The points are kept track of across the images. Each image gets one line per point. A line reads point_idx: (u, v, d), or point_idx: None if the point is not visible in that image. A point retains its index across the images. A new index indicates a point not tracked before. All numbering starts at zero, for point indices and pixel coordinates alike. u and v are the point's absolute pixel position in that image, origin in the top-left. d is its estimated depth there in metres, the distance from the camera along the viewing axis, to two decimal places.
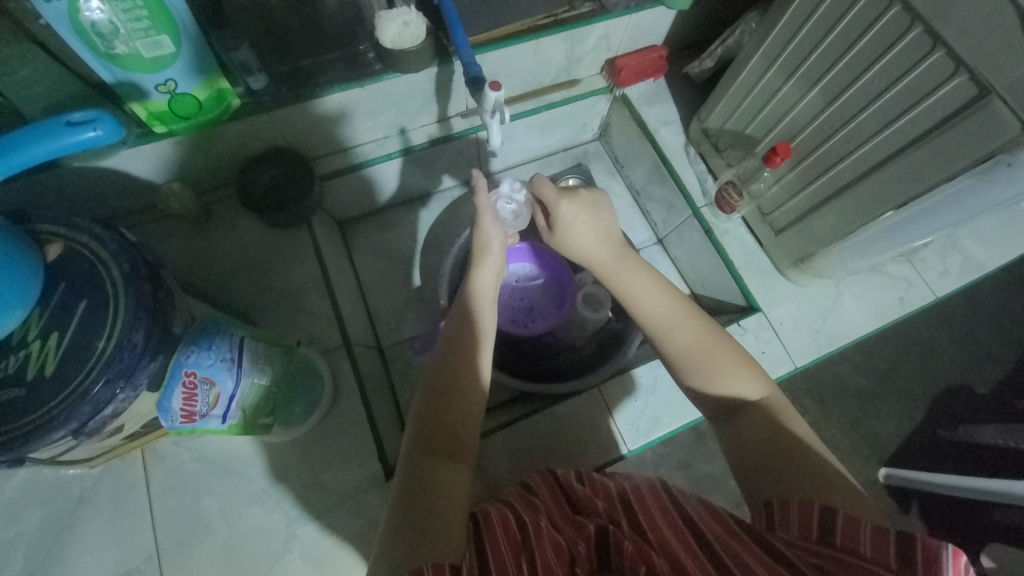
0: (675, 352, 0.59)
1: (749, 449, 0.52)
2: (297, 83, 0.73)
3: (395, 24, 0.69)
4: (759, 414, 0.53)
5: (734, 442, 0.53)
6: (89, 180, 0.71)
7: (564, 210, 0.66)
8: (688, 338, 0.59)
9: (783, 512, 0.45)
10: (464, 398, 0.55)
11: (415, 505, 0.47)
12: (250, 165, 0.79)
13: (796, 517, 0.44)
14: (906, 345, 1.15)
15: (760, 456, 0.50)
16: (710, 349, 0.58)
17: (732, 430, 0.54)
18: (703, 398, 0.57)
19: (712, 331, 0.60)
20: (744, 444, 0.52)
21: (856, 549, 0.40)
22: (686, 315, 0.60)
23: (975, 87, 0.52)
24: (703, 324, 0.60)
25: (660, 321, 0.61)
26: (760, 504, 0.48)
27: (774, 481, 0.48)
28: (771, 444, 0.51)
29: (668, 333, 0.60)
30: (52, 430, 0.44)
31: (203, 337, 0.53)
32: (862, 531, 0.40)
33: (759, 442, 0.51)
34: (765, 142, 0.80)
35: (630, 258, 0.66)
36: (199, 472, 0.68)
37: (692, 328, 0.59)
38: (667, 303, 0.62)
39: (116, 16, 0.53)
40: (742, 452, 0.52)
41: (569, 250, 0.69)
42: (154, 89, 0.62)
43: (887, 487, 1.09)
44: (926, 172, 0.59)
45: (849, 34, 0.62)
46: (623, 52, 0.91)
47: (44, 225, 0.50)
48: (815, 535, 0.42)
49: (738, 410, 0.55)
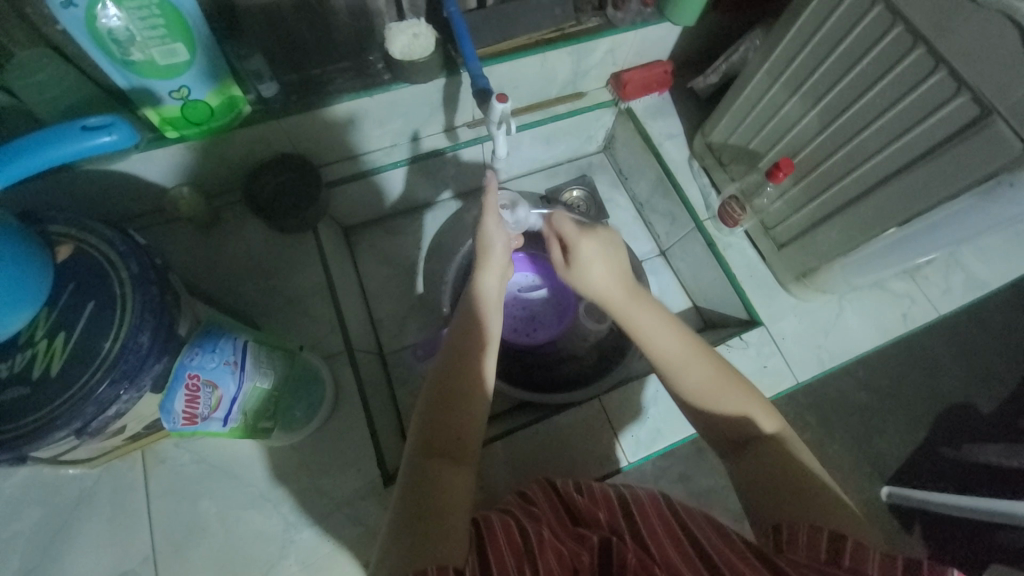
0: (692, 393, 0.57)
1: (755, 476, 0.52)
2: (308, 92, 0.74)
3: (405, 36, 0.71)
4: (771, 449, 0.53)
5: (744, 473, 0.53)
6: (100, 183, 0.72)
7: (584, 249, 0.64)
8: (701, 377, 0.58)
9: (790, 534, 0.45)
10: (465, 403, 0.55)
11: (416, 509, 0.47)
12: (257, 172, 0.80)
13: (804, 538, 0.44)
14: (909, 362, 1.14)
15: (766, 484, 0.50)
16: (725, 389, 0.57)
17: (748, 468, 0.53)
18: (714, 433, 0.57)
19: (723, 369, 0.59)
20: (752, 475, 0.52)
21: (862, 568, 0.40)
22: (700, 351, 0.59)
23: (978, 107, 0.52)
24: (715, 362, 0.59)
25: (676, 360, 0.59)
26: (769, 527, 0.48)
27: (781, 508, 0.48)
28: (781, 474, 0.51)
29: (684, 372, 0.58)
30: (56, 429, 0.44)
31: (208, 339, 0.54)
32: (869, 556, 0.40)
33: (765, 469, 0.51)
34: (768, 157, 0.81)
35: (643, 295, 0.64)
36: (199, 474, 0.68)
37: (705, 366, 0.58)
38: (681, 341, 0.60)
39: (134, 24, 0.54)
40: (748, 479, 0.52)
41: (585, 288, 0.66)
42: (168, 95, 0.63)
43: (890, 506, 1.08)
44: (929, 189, 0.59)
45: (853, 53, 0.63)
46: (628, 66, 0.93)
47: (56, 227, 0.51)
48: (823, 555, 0.42)
49: (750, 444, 0.54)
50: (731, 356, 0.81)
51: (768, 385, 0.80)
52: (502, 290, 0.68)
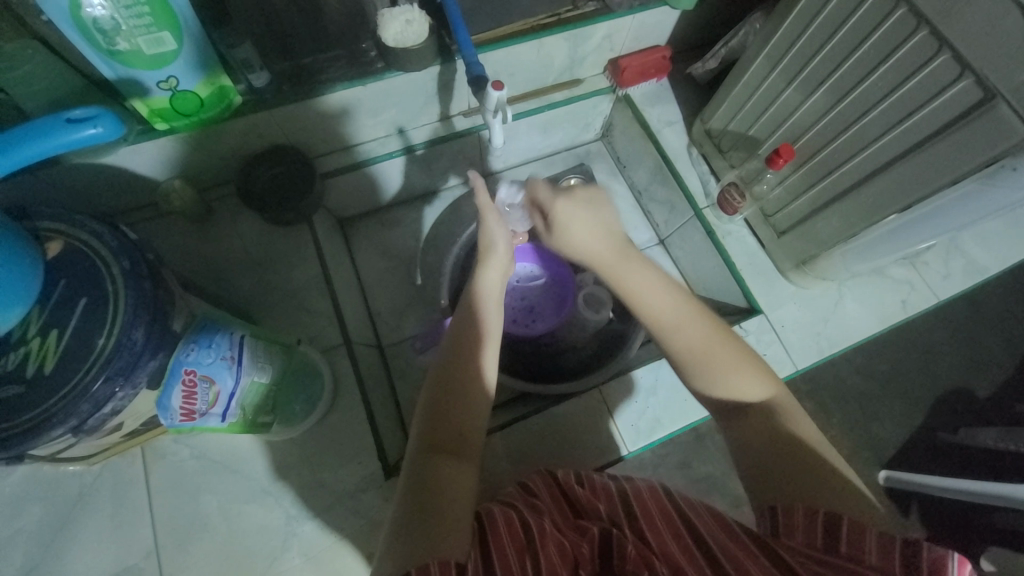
0: (683, 353, 0.58)
1: (752, 441, 0.52)
2: (300, 81, 0.72)
3: (398, 22, 0.69)
4: (767, 412, 0.53)
5: (739, 439, 0.53)
6: (90, 176, 0.71)
7: (560, 212, 0.64)
8: (694, 337, 0.57)
9: (788, 518, 0.45)
10: (468, 399, 0.55)
11: (418, 504, 0.46)
12: (251, 164, 0.79)
13: (801, 524, 0.44)
14: (907, 347, 1.15)
15: (761, 448, 0.51)
16: (713, 349, 0.57)
17: (740, 432, 0.54)
18: (710, 399, 0.57)
19: (712, 328, 0.58)
20: (754, 441, 0.52)
21: (861, 556, 0.40)
22: (688, 311, 0.59)
23: (981, 90, 0.51)
24: (706, 322, 0.58)
25: (662, 319, 0.59)
26: (765, 509, 0.48)
27: (780, 484, 0.48)
28: (774, 440, 0.51)
29: (671, 331, 0.58)
30: (51, 428, 0.43)
31: (204, 334, 0.53)
32: (867, 541, 0.40)
33: (761, 435, 0.52)
34: (768, 143, 0.80)
35: (630, 254, 0.63)
36: (199, 469, 0.68)
37: (694, 327, 0.58)
38: (668, 300, 0.60)
39: (118, 12, 0.52)
40: (747, 444, 0.52)
41: (568, 249, 0.66)
42: (156, 86, 0.62)
43: (887, 490, 1.09)
44: (931, 174, 0.58)
45: (855, 36, 0.62)
46: (626, 52, 0.91)
47: (45, 223, 0.50)
48: (820, 543, 0.42)
49: (747, 408, 0.54)
50: None
51: None
52: (503, 287, 0.67)
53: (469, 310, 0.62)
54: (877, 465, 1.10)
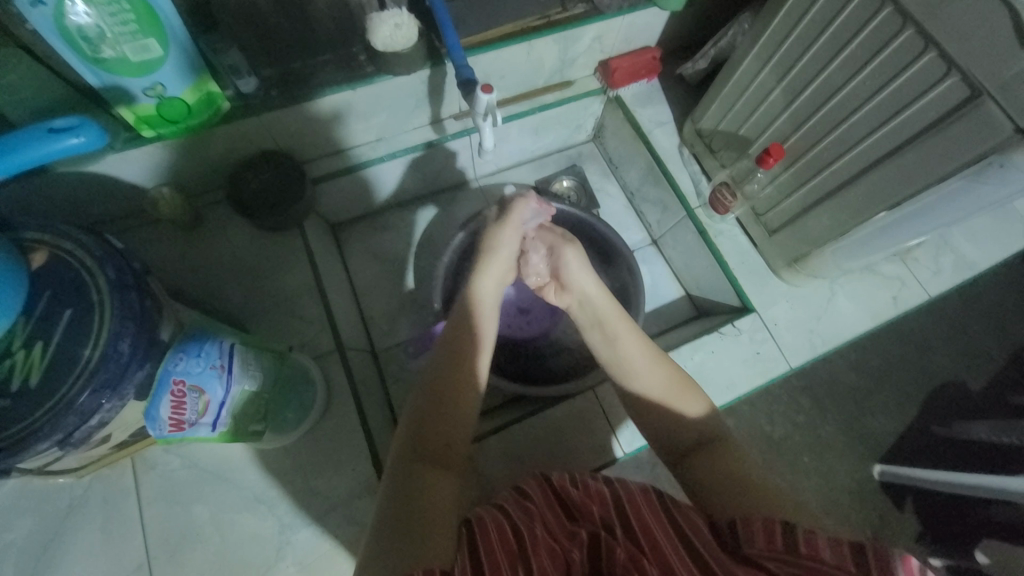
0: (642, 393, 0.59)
1: (707, 479, 0.52)
2: (290, 86, 0.72)
3: (386, 26, 0.68)
4: (719, 455, 0.54)
5: (694, 476, 0.54)
6: (77, 184, 0.70)
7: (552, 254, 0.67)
8: (655, 377, 0.59)
9: (747, 528, 0.44)
10: (456, 408, 0.55)
11: (404, 513, 0.46)
12: (239, 170, 0.79)
13: (759, 528, 0.44)
14: (897, 343, 1.16)
15: (717, 483, 0.51)
16: (670, 390, 0.58)
17: (692, 467, 0.54)
18: (665, 437, 0.58)
19: (670, 371, 0.59)
20: (702, 478, 0.53)
21: (819, 557, 0.40)
22: (650, 354, 0.60)
23: (967, 88, 0.52)
24: (664, 365, 0.60)
25: (625, 361, 0.60)
26: (725, 523, 0.48)
27: (734, 503, 0.49)
28: (731, 473, 0.51)
29: (634, 374, 0.60)
30: (39, 441, 0.43)
31: (194, 343, 0.53)
32: (820, 543, 0.41)
33: (716, 472, 0.52)
34: (758, 143, 0.80)
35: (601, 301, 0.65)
36: (192, 479, 0.67)
37: (656, 369, 0.59)
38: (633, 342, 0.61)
39: (103, 20, 0.52)
40: (699, 483, 0.53)
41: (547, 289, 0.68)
42: (142, 93, 0.61)
43: (881, 484, 1.10)
44: (919, 171, 0.59)
45: (842, 35, 0.62)
46: (616, 54, 0.91)
47: (29, 232, 0.49)
48: (780, 545, 0.42)
49: (701, 448, 0.55)
50: (724, 344, 0.81)
51: (761, 372, 0.80)
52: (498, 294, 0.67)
53: (468, 320, 0.62)
54: (872, 460, 1.10)
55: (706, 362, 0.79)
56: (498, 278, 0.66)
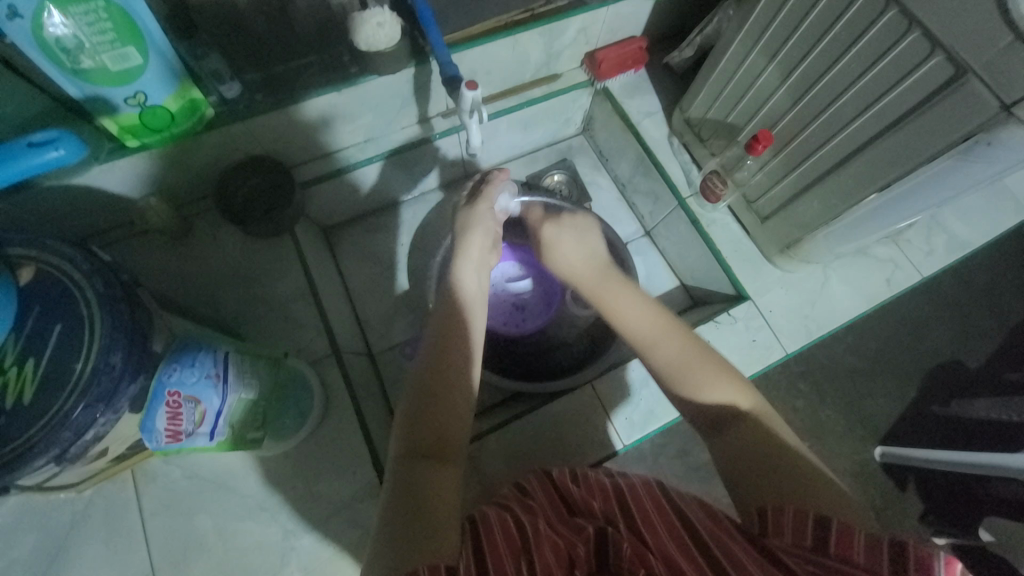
0: (661, 367, 0.59)
1: (737, 455, 0.51)
2: (273, 89, 0.72)
3: (369, 25, 0.68)
4: (751, 426, 0.53)
5: (725, 453, 0.52)
6: (63, 197, 0.69)
7: (546, 232, 0.76)
8: (672, 351, 0.60)
9: (776, 518, 0.45)
10: (449, 396, 0.55)
11: (405, 503, 0.47)
12: (227, 176, 0.78)
13: (789, 524, 0.44)
14: (894, 324, 1.17)
15: (743, 460, 0.51)
16: (693, 363, 0.58)
17: (725, 442, 0.53)
18: (697, 414, 0.56)
19: (689, 345, 0.60)
20: (729, 454, 0.52)
21: (849, 558, 0.40)
22: (666, 329, 0.62)
23: (952, 67, 0.52)
24: (681, 338, 0.61)
25: (645, 337, 0.62)
26: (754, 509, 0.48)
27: (761, 484, 0.48)
28: (762, 449, 0.51)
29: (653, 350, 0.61)
30: (35, 458, 0.43)
31: (186, 353, 0.52)
32: (855, 541, 0.40)
33: (746, 448, 0.51)
34: (747, 130, 0.79)
35: (615, 278, 0.69)
36: (192, 489, 0.67)
37: (675, 344, 0.60)
38: (650, 317, 0.63)
39: (81, 30, 0.51)
40: (731, 458, 0.52)
41: (556, 265, 0.75)
42: (124, 102, 0.60)
43: (883, 465, 1.11)
44: (908, 152, 0.59)
45: (825, 19, 0.61)
46: (602, 45, 0.91)
47: (14, 249, 0.48)
48: (809, 541, 0.42)
49: (730, 422, 0.54)
50: (720, 333, 0.81)
51: (756, 359, 0.80)
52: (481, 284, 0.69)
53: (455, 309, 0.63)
54: (872, 441, 1.11)
55: None
56: (469, 262, 0.68)
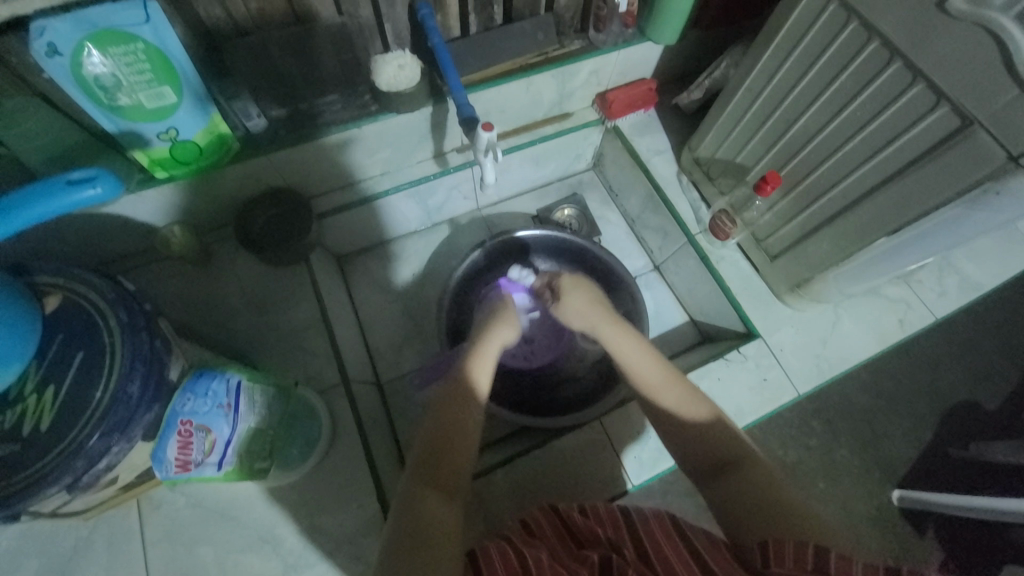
0: (663, 413, 0.57)
1: (737, 502, 0.50)
2: (297, 124, 0.76)
3: (391, 66, 0.72)
4: (752, 477, 0.51)
5: (725, 502, 0.51)
6: (90, 224, 0.72)
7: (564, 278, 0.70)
8: (675, 400, 0.57)
9: (776, 547, 0.43)
10: (456, 436, 0.54)
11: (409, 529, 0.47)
12: (248, 207, 0.81)
13: (790, 552, 0.42)
14: (907, 363, 1.15)
15: (744, 507, 0.49)
16: (696, 413, 0.56)
17: (727, 493, 0.51)
18: (695, 460, 0.55)
19: (689, 394, 0.58)
20: (730, 502, 0.50)
21: None
22: (669, 377, 0.59)
23: (958, 118, 0.53)
24: (683, 387, 0.58)
25: (650, 385, 0.59)
26: (755, 546, 0.46)
27: (759, 527, 0.47)
28: (761, 496, 0.49)
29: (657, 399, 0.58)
30: (48, 486, 0.43)
31: (201, 384, 0.53)
32: (854, 567, 0.39)
33: (747, 495, 0.50)
34: (755, 171, 0.81)
35: (624, 327, 0.64)
36: (196, 518, 0.67)
37: (678, 393, 0.58)
38: (655, 368, 0.60)
39: (119, 69, 0.55)
40: (729, 504, 0.50)
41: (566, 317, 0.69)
42: (156, 137, 0.64)
43: (901, 509, 1.07)
44: (916, 199, 0.59)
45: (831, 69, 0.64)
46: (613, 86, 0.94)
47: (44, 277, 0.50)
48: (810, 566, 0.40)
49: (731, 467, 0.52)
50: (731, 370, 0.80)
51: (767, 399, 0.79)
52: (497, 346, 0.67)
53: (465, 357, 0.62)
54: (889, 483, 1.08)
55: (712, 389, 0.79)
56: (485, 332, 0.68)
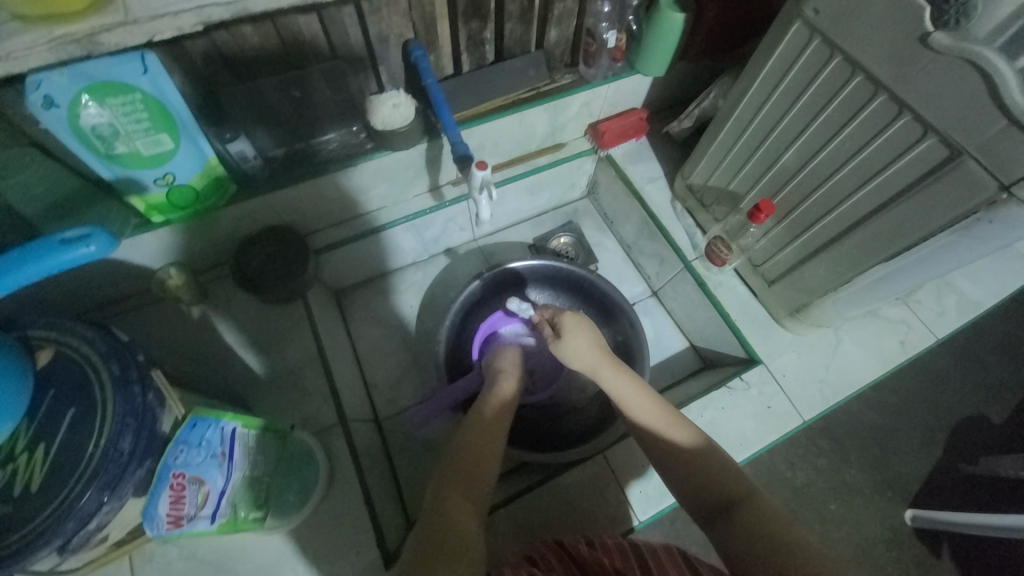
0: (666, 453, 0.57)
1: (744, 542, 0.48)
2: (294, 165, 0.77)
3: (386, 106, 0.72)
4: (755, 513, 0.50)
5: (731, 542, 0.49)
6: (87, 269, 0.72)
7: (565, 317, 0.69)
8: (676, 438, 0.57)
9: None
10: (462, 475, 0.54)
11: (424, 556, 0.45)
12: (244, 248, 0.80)
13: None
14: (911, 381, 1.14)
15: (747, 545, 0.47)
16: (697, 451, 0.56)
17: (732, 533, 0.49)
18: (698, 502, 0.54)
19: (689, 433, 0.57)
20: (736, 541, 0.48)
21: None
22: (669, 416, 0.59)
23: (946, 148, 0.54)
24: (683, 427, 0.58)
25: (653, 425, 0.59)
26: None
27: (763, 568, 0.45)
28: (768, 534, 0.47)
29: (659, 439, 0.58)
30: (36, 551, 0.41)
31: (194, 433, 0.52)
32: None
33: (754, 534, 0.48)
34: (749, 198, 0.82)
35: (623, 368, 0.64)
36: (191, 569, 0.65)
37: (678, 432, 0.58)
38: (654, 408, 0.60)
39: (116, 119, 0.56)
40: (735, 545, 0.48)
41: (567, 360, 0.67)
42: (153, 182, 0.64)
43: (915, 530, 1.04)
44: (912, 226, 0.60)
45: (818, 100, 0.65)
46: (604, 117, 0.96)
47: (36, 330, 0.50)
48: None
49: (734, 505, 0.51)
50: (734, 399, 0.79)
51: (773, 427, 0.78)
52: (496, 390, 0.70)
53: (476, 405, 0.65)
54: (901, 504, 1.05)
55: (716, 418, 0.77)
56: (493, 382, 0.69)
